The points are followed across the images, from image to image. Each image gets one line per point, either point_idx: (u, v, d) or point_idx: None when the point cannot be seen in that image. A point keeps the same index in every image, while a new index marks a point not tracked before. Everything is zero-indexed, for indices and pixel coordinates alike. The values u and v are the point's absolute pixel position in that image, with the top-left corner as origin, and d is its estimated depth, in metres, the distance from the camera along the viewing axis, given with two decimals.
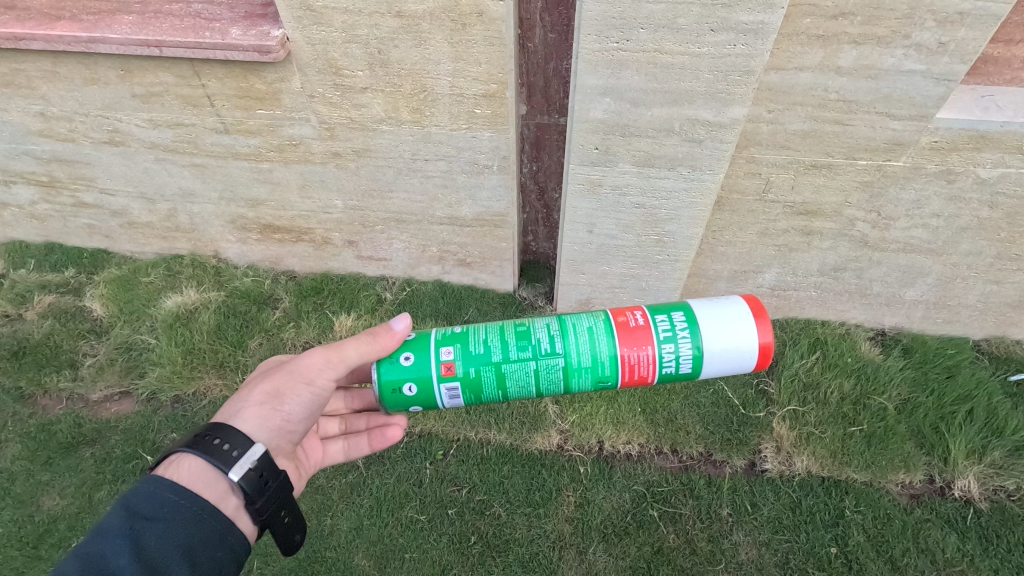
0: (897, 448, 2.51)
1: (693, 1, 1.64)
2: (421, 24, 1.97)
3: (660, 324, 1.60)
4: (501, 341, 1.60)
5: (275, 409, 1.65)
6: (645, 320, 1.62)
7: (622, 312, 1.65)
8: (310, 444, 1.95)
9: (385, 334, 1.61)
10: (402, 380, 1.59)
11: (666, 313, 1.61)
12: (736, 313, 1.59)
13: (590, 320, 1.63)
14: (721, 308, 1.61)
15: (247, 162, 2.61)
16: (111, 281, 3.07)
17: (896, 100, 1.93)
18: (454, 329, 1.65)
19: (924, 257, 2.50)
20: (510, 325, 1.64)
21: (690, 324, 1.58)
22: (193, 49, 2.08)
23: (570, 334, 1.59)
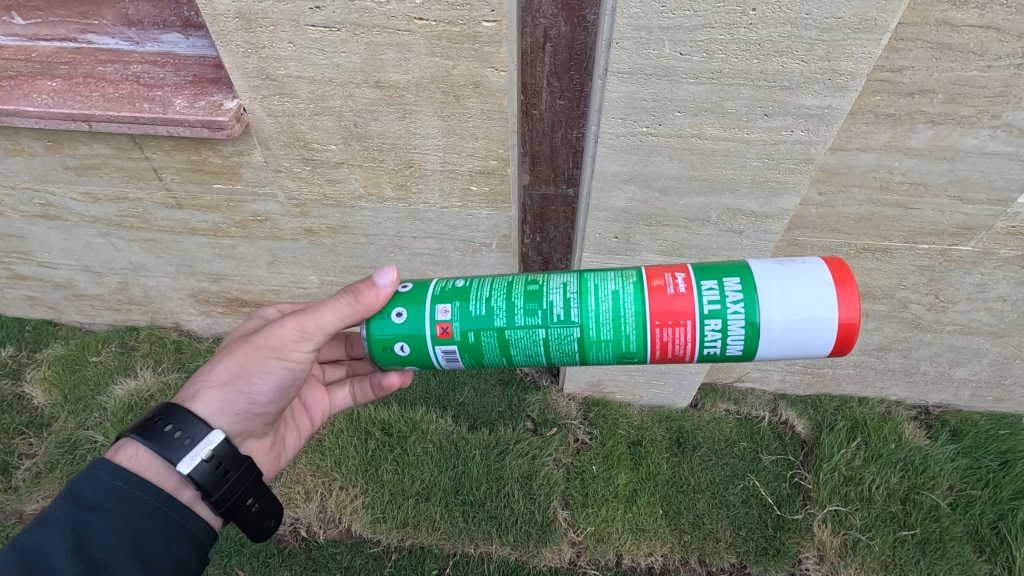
0: (954, 556, 2.21)
1: (744, 83, 1.31)
2: (405, 95, 1.63)
3: (706, 290, 1.20)
4: (506, 299, 1.25)
5: (238, 392, 1.42)
6: (687, 286, 1.21)
7: (660, 272, 1.24)
8: (314, 395, 1.77)
9: (370, 297, 1.30)
10: (393, 337, 1.29)
11: (716, 279, 1.21)
12: (805, 279, 1.17)
13: (620, 276, 1.26)
14: (790, 273, 1.18)
15: (205, 238, 2.25)
16: (54, 361, 2.67)
17: (972, 184, 1.63)
18: (454, 284, 1.31)
19: (981, 339, 2.20)
20: (519, 280, 1.29)
21: (745, 293, 1.17)
22: (130, 125, 1.73)
23: (591, 295, 1.23)
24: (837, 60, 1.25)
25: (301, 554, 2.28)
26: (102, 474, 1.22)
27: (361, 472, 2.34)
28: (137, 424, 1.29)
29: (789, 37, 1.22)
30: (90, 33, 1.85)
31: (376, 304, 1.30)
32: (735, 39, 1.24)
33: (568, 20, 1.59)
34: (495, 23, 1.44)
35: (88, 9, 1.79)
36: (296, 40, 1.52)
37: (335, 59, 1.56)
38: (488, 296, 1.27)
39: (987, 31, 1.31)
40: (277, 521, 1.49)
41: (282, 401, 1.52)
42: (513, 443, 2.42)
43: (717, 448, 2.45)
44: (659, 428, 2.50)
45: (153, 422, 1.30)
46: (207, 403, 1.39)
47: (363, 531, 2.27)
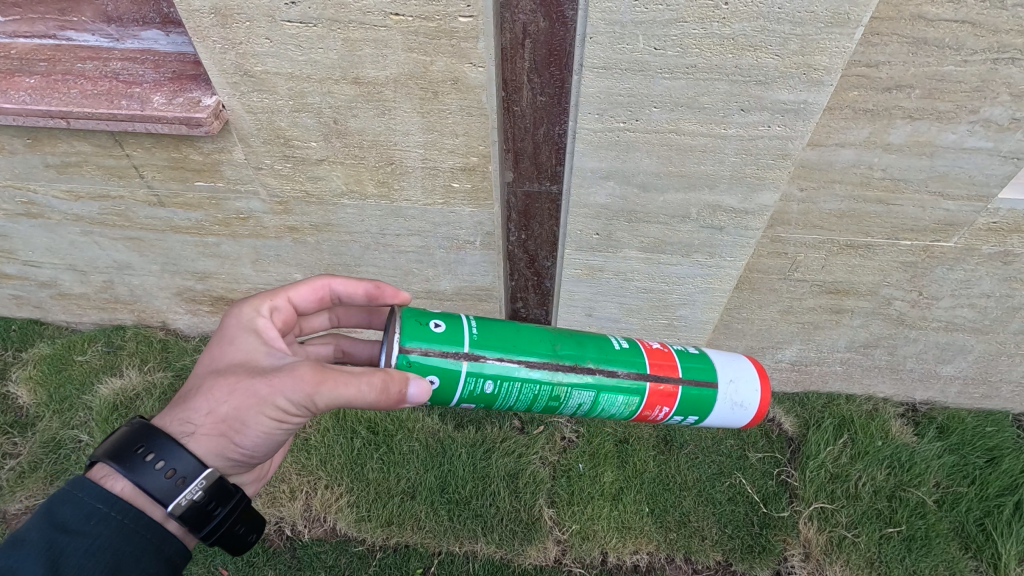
0: (939, 553, 2.21)
1: (720, 77, 1.31)
2: (384, 91, 1.62)
3: (671, 419, 1.44)
4: (525, 409, 1.36)
5: (230, 443, 1.31)
6: (664, 416, 1.42)
7: (653, 407, 1.39)
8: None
9: (392, 405, 1.20)
10: None
11: (685, 416, 1.42)
12: (739, 421, 1.44)
13: (626, 399, 1.37)
14: (733, 417, 1.42)
15: (189, 236, 2.24)
16: (40, 361, 2.66)
17: (952, 179, 1.63)
18: (483, 386, 1.29)
19: (966, 336, 2.20)
20: (544, 396, 1.33)
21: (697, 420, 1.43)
22: (108, 122, 1.72)
23: (590, 414, 1.40)
24: (811, 55, 1.24)
25: (285, 553, 2.27)
26: (81, 495, 1.18)
27: (347, 471, 2.33)
28: (118, 453, 1.23)
29: (762, 32, 1.22)
30: (70, 30, 1.84)
31: (392, 404, 1.19)
32: (708, 33, 1.24)
33: (546, 16, 1.59)
34: (471, 18, 1.44)
35: (66, 6, 1.77)
36: (273, 36, 1.52)
37: (312, 55, 1.55)
38: (510, 405, 1.34)
39: (962, 25, 1.31)
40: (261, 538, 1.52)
41: (273, 449, 1.44)
42: (499, 441, 2.41)
43: (704, 446, 2.44)
44: (646, 425, 2.49)
45: (137, 452, 1.24)
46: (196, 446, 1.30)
47: (348, 529, 2.27)
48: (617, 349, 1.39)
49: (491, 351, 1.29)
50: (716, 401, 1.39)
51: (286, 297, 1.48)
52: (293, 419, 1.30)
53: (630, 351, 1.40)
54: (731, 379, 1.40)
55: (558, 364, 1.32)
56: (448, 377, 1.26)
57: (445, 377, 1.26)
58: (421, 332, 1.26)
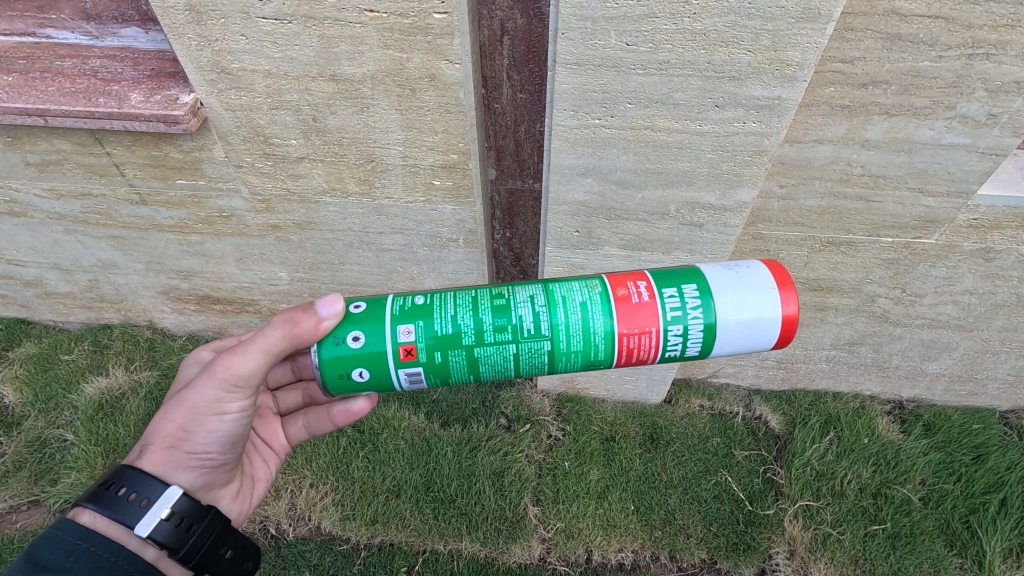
0: (925, 551, 2.20)
1: (693, 74, 1.31)
2: (361, 88, 1.62)
3: (665, 300, 1.22)
4: (475, 317, 1.22)
5: (182, 453, 1.38)
6: (649, 293, 1.23)
7: (623, 283, 1.26)
8: (268, 429, 1.74)
9: (305, 324, 1.24)
10: (346, 328, 1.23)
11: (676, 287, 1.23)
12: (762, 289, 1.22)
13: (583, 285, 1.27)
14: (745, 284, 1.22)
15: (173, 234, 2.23)
16: (25, 360, 2.64)
17: (931, 176, 1.64)
18: (415, 299, 1.27)
19: (951, 333, 2.20)
20: (484, 294, 1.26)
21: (703, 296, 1.21)
22: (86, 120, 1.72)
23: (558, 310, 1.23)
24: (782, 51, 1.24)
25: (270, 552, 2.26)
26: (60, 536, 1.18)
27: (332, 470, 2.32)
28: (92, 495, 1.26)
29: (733, 27, 1.22)
30: (49, 28, 1.82)
31: (307, 333, 1.24)
32: (679, 29, 1.24)
33: (523, 12, 1.58)
34: (446, 15, 1.43)
35: (44, 3, 1.76)
36: (248, 33, 1.51)
37: (288, 53, 1.55)
38: (453, 312, 1.23)
39: (935, 22, 1.32)
40: (256, 564, 1.47)
41: (235, 450, 1.48)
42: (485, 439, 2.41)
43: (691, 444, 2.44)
44: (633, 423, 2.48)
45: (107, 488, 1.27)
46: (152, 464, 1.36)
47: (333, 528, 2.26)
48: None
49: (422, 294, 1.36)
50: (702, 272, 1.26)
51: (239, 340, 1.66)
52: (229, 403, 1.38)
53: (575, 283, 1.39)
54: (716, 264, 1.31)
55: (496, 285, 1.32)
56: (376, 298, 1.29)
57: (374, 298, 1.30)
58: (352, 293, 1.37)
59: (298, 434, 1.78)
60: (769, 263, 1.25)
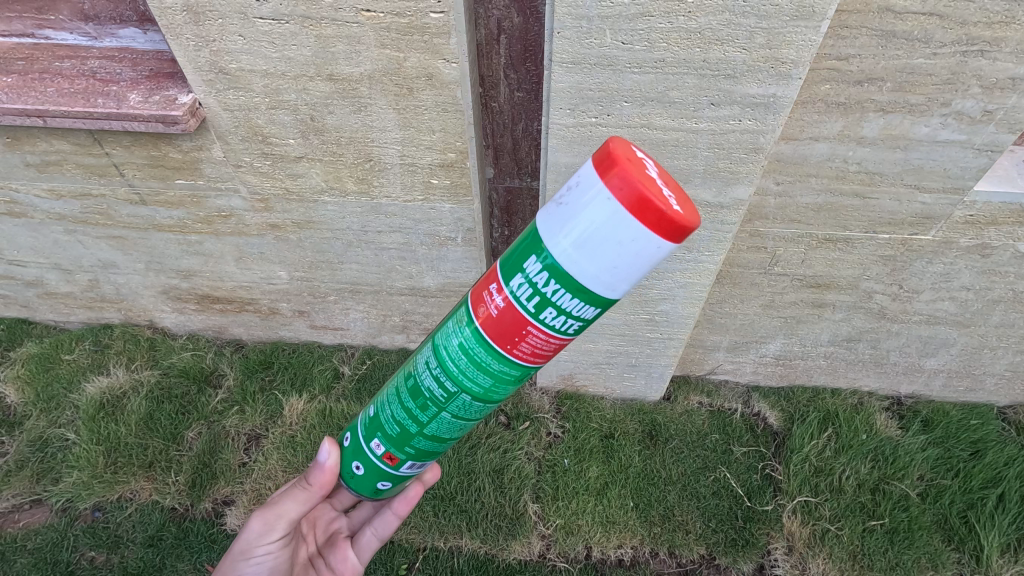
0: (923, 546, 2.21)
1: (688, 72, 1.32)
2: (358, 88, 1.62)
3: (517, 293, 0.95)
4: (401, 409, 1.19)
5: None
6: (499, 296, 0.98)
7: (477, 299, 1.03)
8: (338, 556, 1.66)
9: (317, 476, 1.39)
10: (350, 462, 1.35)
11: (522, 274, 0.95)
12: (589, 196, 0.85)
13: (455, 323, 1.09)
14: (574, 210, 0.87)
15: (173, 234, 2.24)
16: (27, 360, 2.65)
17: (927, 172, 1.65)
18: (369, 413, 1.30)
19: (948, 329, 2.21)
20: (401, 381, 1.20)
21: (547, 266, 0.90)
22: (85, 121, 1.73)
23: (445, 363, 1.09)
24: (778, 48, 1.25)
25: None
26: None
27: None
28: None
29: (728, 25, 1.23)
30: (47, 29, 1.82)
31: (324, 479, 1.39)
32: (674, 28, 1.25)
33: (519, 11, 1.59)
34: (442, 14, 1.44)
35: (42, 5, 1.76)
36: (245, 33, 1.52)
37: (286, 52, 1.55)
38: (389, 411, 1.22)
39: (930, 18, 1.33)
40: None
41: None
42: (485, 437, 2.41)
43: (689, 440, 2.45)
44: (632, 420, 2.49)
45: None
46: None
47: None
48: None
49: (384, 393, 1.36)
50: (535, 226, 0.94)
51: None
52: (258, 548, 1.44)
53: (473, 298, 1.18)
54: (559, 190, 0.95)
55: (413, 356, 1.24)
56: (353, 422, 1.37)
57: (352, 421, 1.38)
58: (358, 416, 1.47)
59: (371, 545, 1.70)
60: (593, 165, 0.86)
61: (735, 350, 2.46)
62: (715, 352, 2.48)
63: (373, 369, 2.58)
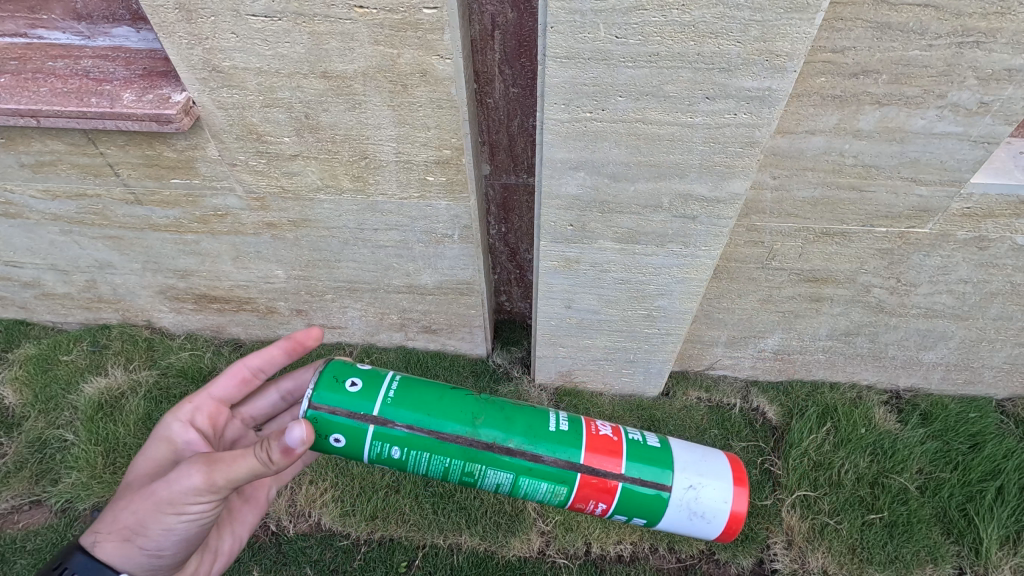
0: (922, 539, 2.21)
1: (682, 65, 1.31)
2: (353, 85, 1.62)
3: (612, 512, 1.50)
4: (441, 472, 1.45)
5: (137, 545, 1.41)
6: (601, 509, 1.48)
7: (586, 499, 1.46)
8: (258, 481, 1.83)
9: (277, 452, 1.31)
10: (331, 447, 1.42)
11: (625, 513, 1.48)
12: (718, 505, 1.44)
13: (551, 487, 1.44)
14: (701, 502, 1.44)
15: (169, 233, 2.24)
16: (25, 361, 2.65)
17: (923, 165, 1.64)
18: (393, 451, 1.40)
19: (946, 322, 2.21)
20: (460, 469, 1.43)
21: (649, 519, 1.49)
22: (78, 120, 1.72)
23: (518, 491, 1.47)
24: (772, 41, 1.24)
25: (270, 548, 2.27)
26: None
27: (331, 466, 2.33)
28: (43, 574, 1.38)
29: (722, 18, 1.22)
30: (40, 28, 1.82)
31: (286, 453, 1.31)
32: (669, 21, 1.24)
33: (514, 7, 1.58)
34: (435, 10, 1.43)
35: (35, 4, 1.75)
36: (238, 30, 1.51)
37: (279, 49, 1.54)
38: (426, 468, 1.43)
39: (925, 10, 1.32)
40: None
41: (187, 544, 1.50)
42: None
43: (688, 436, 2.45)
44: (630, 416, 2.50)
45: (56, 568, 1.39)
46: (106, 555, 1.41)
47: (332, 524, 2.27)
48: (552, 432, 1.45)
49: (403, 420, 1.38)
50: (671, 501, 1.43)
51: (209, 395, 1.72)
52: (191, 506, 1.37)
53: (563, 439, 1.44)
54: (692, 484, 1.44)
55: (474, 445, 1.41)
56: (359, 432, 1.38)
57: (350, 428, 1.37)
58: (336, 390, 1.38)
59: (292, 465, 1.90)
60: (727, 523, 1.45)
61: (734, 345, 2.45)
62: (714, 347, 2.47)
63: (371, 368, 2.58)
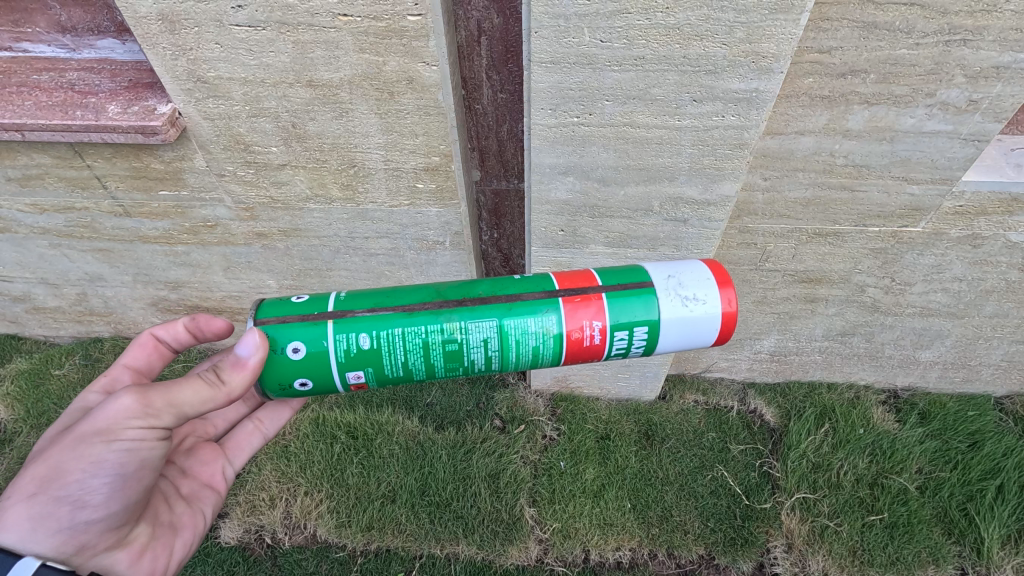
0: (923, 540, 2.19)
1: (669, 68, 1.30)
2: (339, 93, 1.61)
3: (617, 339, 1.25)
4: (425, 361, 1.24)
5: (56, 490, 1.23)
6: (602, 335, 1.24)
7: (579, 323, 1.23)
8: (208, 464, 1.66)
9: (236, 376, 1.20)
10: (293, 373, 1.23)
11: (626, 329, 1.23)
12: (707, 321, 1.24)
13: (538, 323, 1.23)
14: (692, 316, 1.23)
15: (159, 246, 2.22)
16: (16, 376, 2.62)
17: (914, 164, 1.64)
18: (358, 342, 1.22)
19: (942, 320, 2.19)
20: (434, 339, 1.23)
21: (650, 338, 1.25)
22: (63, 133, 1.71)
23: (510, 347, 1.24)
24: (758, 42, 1.23)
25: (266, 561, 2.25)
26: None
27: (326, 476, 2.31)
28: None
29: (707, 20, 1.21)
30: (25, 41, 1.81)
31: (245, 381, 1.21)
32: (653, 24, 1.23)
33: (499, 12, 1.57)
34: (420, 17, 1.42)
35: (19, 17, 1.75)
36: (223, 40, 1.50)
37: (264, 59, 1.53)
38: (403, 357, 1.23)
39: (911, 8, 1.31)
40: None
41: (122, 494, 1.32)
42: (480, 442, 2.40)
43: (686, 440, 2.43)
44: (628, 421, 2.48)
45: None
46: (14, 528, 1.20)
47: (329, 536, 2.24)
48: (518, 278, 1.29)
49: (362, 307, 1.24)
50: (657, 303, 1.23)
51: (121, 365, 1.52)
52: (126, 432, 1.22)
53: (533, 281, 1.28)
54: (669, 275, 1.26)
55: (444, 304, 1.25)
56: (312, 333, 1.21)
57: (308, 330, 1.21)
58: (283, 302, 1.26)
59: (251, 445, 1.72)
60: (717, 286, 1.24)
61: (729, 347, 2.44)
62: (710, 349, 2.46)
63: None
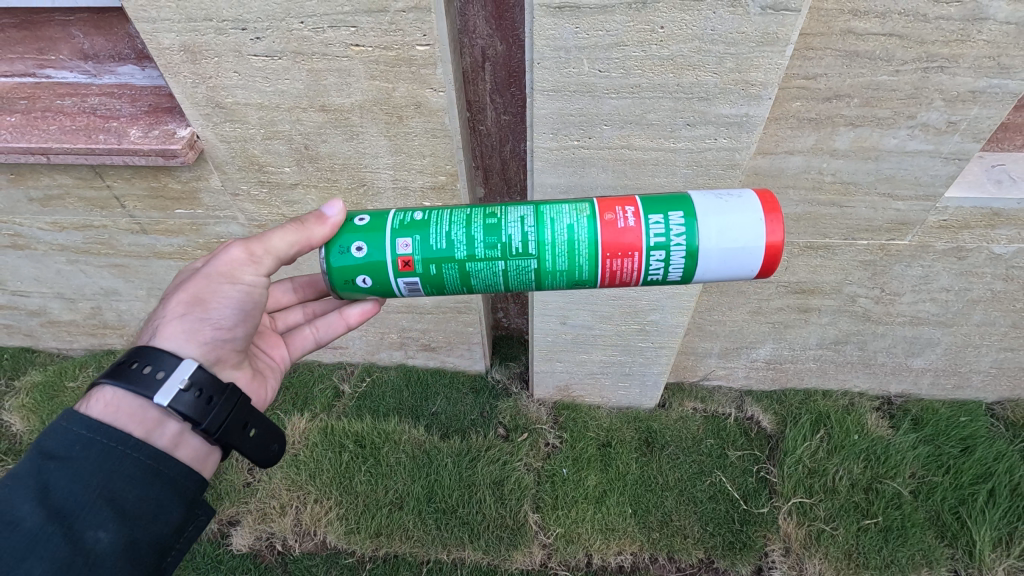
0: (916, 543, 2.25)
1: (663, 95, 1.38)
2: (350, 117, 1.69)
3: (653, 225, 1.25)
4: (467, 235, 1.26)
5: (199, 318, 1.36)
6: (636, 220, 1.24)
7: (612, 206, 1.27)
8: (271, 344, 1.70)
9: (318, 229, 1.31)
10: (349, 239, 1.29)
11: (660, 213, 1.24)
12: (740, 212, 1.24)
13: (573, 208, 1.28)
14: (728, 205, 1.24)
15: (173, 261, 2.30)
16: (31, 389, 2.69)
17: (899, 181, 1.71)
18: (414, 215, 1.31)
19: (932, 329, 2.27)
20: (476, 215, 1.29)
21: (688, 223, 1.24)
22: (86, 156, 1.79)
23: (546, 230, 1.25)
24: (746, 72, 1.32)
25: (277, 568, 2.30)
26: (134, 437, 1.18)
27: (335, 484, 2.37)
28: (115, 371, 1.26)
29: (698, 52, 1.30)
30: (49, 68, 1.90)
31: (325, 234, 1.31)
32: (648, 55, 1.31)
33: (502, 40, 1.66)
34: (428, 47, 1.51)
35: (44, 45, 1.83)
36: (240, 69, 1.58)
37: (279, 86, 1.62)
38: (448, 227, 1.27)
39: (889, 39, 1.40)
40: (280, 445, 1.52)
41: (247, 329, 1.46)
42: (484, 449, 2.46)
43: (685, 446, 2.50)
44: (628, 428, 2.55)
45: (128, 364, 1.28)
46: (171, 337, 1.34)
47: (338, 542, 2.31)
48: None
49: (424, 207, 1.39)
50: (693, 197, 1.27)
51: None
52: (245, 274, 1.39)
53: None
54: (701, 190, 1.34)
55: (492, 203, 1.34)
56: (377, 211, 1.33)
57: (376, 211, 1.35)
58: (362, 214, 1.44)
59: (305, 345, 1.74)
60: (755, 190, 1.26)
61: (727, 356, 2.51)
62: (708, 358, 2.53)
63: (372, 387, 2.66)
